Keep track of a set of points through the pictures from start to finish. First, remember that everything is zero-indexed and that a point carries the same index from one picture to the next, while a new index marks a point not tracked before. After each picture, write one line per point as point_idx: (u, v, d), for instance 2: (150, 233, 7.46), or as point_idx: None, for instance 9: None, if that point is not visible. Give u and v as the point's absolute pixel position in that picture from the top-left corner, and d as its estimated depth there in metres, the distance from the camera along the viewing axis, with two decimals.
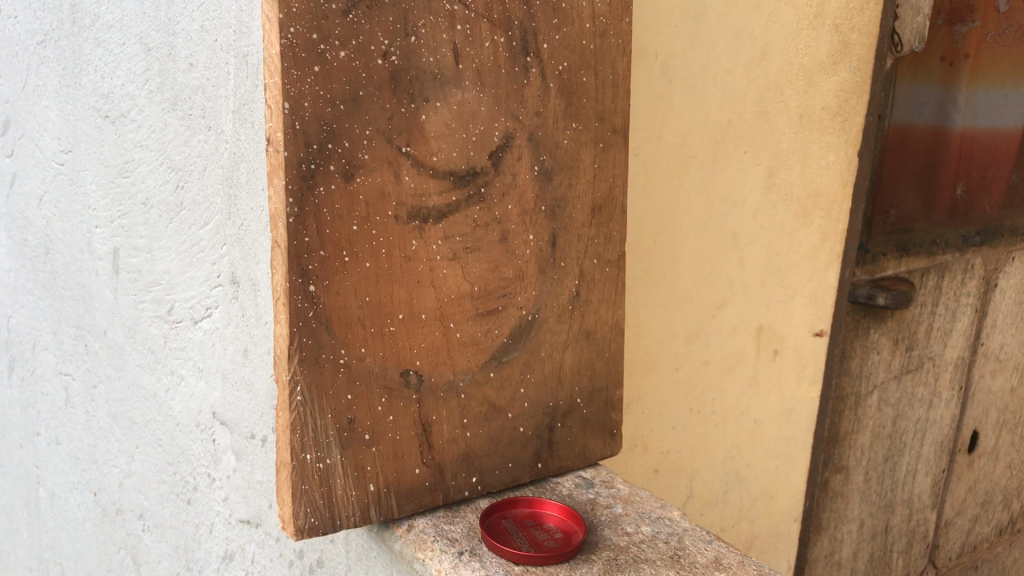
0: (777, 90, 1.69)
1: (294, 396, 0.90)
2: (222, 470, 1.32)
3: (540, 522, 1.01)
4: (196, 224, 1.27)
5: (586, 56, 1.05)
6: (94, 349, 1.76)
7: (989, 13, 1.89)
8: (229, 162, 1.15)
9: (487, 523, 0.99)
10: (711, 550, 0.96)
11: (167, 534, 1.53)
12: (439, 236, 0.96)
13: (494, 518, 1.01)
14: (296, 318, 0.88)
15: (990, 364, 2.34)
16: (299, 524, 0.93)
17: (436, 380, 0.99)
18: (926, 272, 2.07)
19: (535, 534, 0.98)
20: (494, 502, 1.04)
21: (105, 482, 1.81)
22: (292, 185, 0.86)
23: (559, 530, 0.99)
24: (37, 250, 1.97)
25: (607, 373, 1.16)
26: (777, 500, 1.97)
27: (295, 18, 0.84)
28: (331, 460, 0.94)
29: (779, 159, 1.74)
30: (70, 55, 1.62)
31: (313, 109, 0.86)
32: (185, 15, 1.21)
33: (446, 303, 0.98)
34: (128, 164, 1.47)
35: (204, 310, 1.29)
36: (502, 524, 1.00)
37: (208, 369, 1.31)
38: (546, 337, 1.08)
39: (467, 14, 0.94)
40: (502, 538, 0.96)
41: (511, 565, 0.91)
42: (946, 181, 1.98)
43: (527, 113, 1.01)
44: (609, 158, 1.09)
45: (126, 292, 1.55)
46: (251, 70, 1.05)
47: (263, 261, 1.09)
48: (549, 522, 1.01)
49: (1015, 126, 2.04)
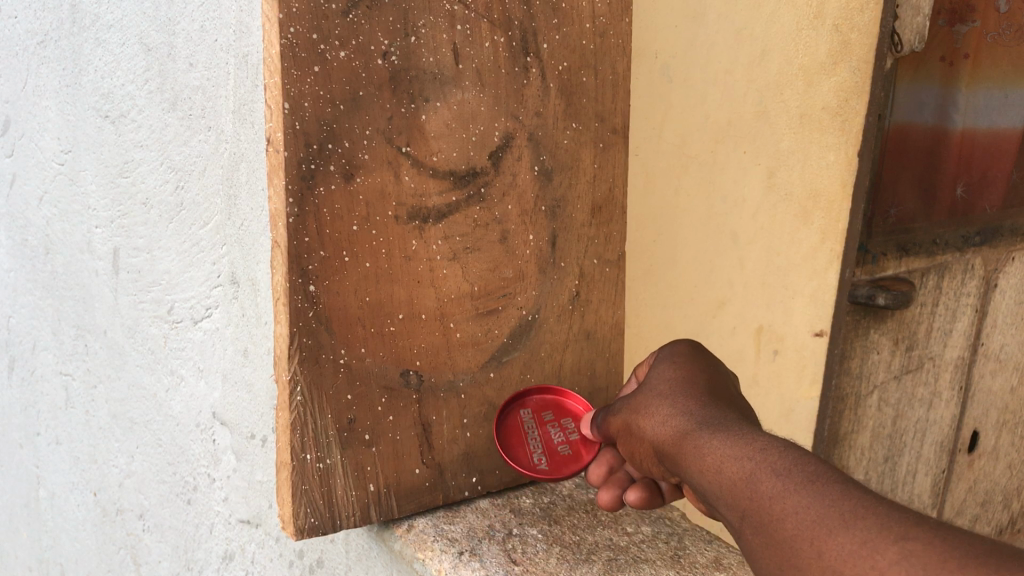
0: (778, 89, 1.72)
1: (294, 396, 0.90)
2: (222, 470, 1.32)
3: (554, 414, 1.05)
4: (196, 224, 1.27)
5: (587, 56, 1.05)
6: (94, 350, 1.76)
7: (989, 13, 1.88)
8: (230, 162, 1.15)
9: (507, 417, 1.03)
10: (710, 550, 0.96)
11: (167, 534, 1.53)
12: (439, 236, 0.96)
13: (514, 408, 1.04)
14: (296, 318, 0.88)
15: (990, 364, 2.34)
16: (300, 524, 0.93)
17: (436, 380, 0.99)
18: (926, 272, 2.05)
19: (550, 434, 1.03)
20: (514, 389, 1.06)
21: (105, 483, 1.81)
22: (292, 185, 0.86)
23: (575, 425, 1.05)
24: (37, 251, 1.97)
25: (607, 374, 1.15)
26: None
27: (295, 18, 0.84)
28: (331, 459, 0.93)
29: (779, 159, 1.74)
30: (70, 54, 1.63)
31: (313, 109, 0.86)
32: (185, 15, 1.21)
33: (446, 303, 0.98)
34: (128, 164, 1.47)
35: (204, 310, 1.29)
36: (520, 417, 1.04)
37: (208, 369, 1.31)
38: (546, 337, 1.08)
39: (467, 14, 0.94)
40: (517, 441, 1.02)
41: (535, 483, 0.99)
42: (946, 180, 1.98)
43: (527, 113, 1.01)
44: (609, 158, 1.09)
45: (126, 293, 1.55)
46: (251, 70, 1.04)
47: (263, 260, 1.09)
48: (563, 416, 1.05)
49: (1016, 125, 2.03)
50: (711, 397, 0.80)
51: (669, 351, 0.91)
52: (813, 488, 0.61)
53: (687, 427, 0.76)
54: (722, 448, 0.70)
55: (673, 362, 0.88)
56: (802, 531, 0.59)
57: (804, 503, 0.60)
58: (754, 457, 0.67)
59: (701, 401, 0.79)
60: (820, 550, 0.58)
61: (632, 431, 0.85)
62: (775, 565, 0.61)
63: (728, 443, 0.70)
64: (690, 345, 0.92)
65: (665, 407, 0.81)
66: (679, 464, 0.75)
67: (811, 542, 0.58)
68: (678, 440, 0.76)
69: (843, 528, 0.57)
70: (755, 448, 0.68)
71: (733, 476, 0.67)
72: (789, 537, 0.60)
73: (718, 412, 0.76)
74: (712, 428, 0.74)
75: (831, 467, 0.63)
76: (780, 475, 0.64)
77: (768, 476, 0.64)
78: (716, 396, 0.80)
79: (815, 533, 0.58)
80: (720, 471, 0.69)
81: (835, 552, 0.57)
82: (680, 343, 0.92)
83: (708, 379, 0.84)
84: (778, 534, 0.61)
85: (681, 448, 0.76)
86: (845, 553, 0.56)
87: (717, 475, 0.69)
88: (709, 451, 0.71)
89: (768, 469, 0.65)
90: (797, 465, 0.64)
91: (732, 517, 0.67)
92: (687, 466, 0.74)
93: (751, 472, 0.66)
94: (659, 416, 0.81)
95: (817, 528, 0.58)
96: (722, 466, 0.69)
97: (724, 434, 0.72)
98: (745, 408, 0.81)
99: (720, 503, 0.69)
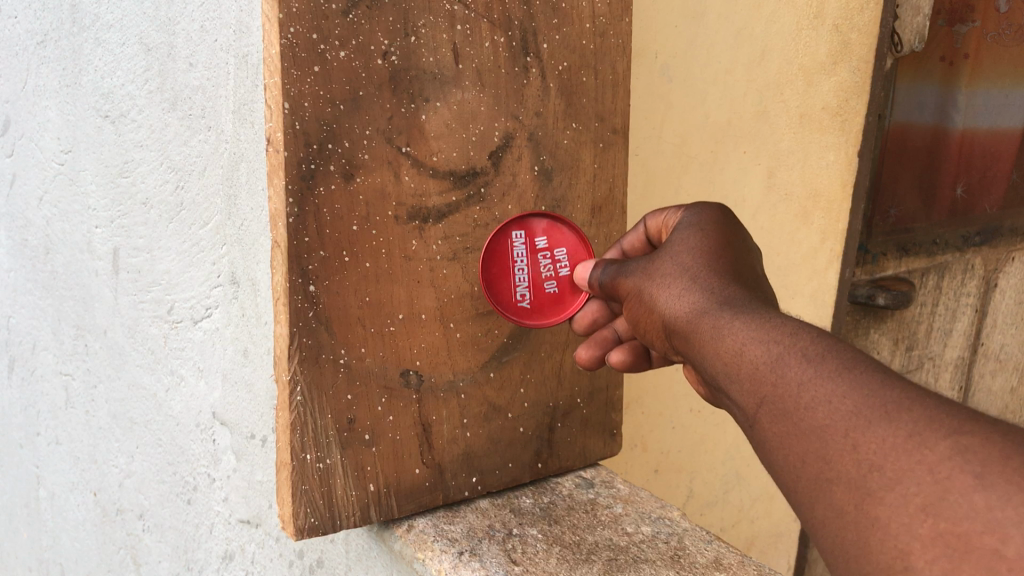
0: (777, 90, 1.74)
1: (294, 396, 0.90)
2: (222, 470, 1.32)
3: (548, 241, 1.03)
4: (196, 224, 1.27)
5: (587, 56, 1.05)
6: (93, 349, 1.76)
7: (989, 13, 1.89)
8: (230, 162, 1.15)
9: (500, 245, 1.00)
10: (711, 550, 0.96)
11: (167, 534, 1.53)
12: (439, 236, 0.96)
13: (508, 234, 1.01)
14: (296, 318, 0.88)
15: (990, 364, 2.35)
16: (299, 525, 0.93)
17: (436, 380, 0.99)
18: (926, 272, 2.05)
19: (539, 264, 1.03)
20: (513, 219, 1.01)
21: (104, 483, 1.81)
22: (292, 185, 0.86)
23: (565, 256, 1.05)
24: (37, 251, 1.97)
25: (607, 374, 1.15)
26: (777, 500, 2.14)
27: (295, 18, 0.84)
28: (331, 460, 0.93)
29: (779, 159, 1.78)
30: (70, 54, 1.63)
31: (313, 109, 0.86)
32: (185, 14, 1.21)
33: (446, 303, 0.98)
34: (128, 163, 1.47)
35: (203, 310, 1.29)
36: (512, 245, 1.01)
37: (208, 369, 1.31)
38: (546, 337, 1.08)
39: (467, 14, 0.95)
40: (506, 271, 1.01)
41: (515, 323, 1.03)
42: (947, 180, 1.98)
43: (527, 113, 1.01)
44: (609, 158, 1.09)
45: (126, 292, 1.55)
46: (251, 70, 1.04)
47: (263, 260, 1.09)
48: (557, 243, 1.04)
49: (1016, 125, 2.03)
50: (737, 275, 0.78)
51: (695, 215, 0.88)
52: (849, 377, 0.60)
53: (709, 305, 0.75)
54: (747, 332, 0.69)
55: (697, 229, 0.85)
56: (834, 420, 0.59)
57: (838, 392, 0.60)
58: (782, 344, 0.66)
59: (724, 277, 0.77)
60: (853, 439, 0.57)
61: (644, 300, 0.83)
62: (790, 448, 0.61)
63: (754, 326, 0.69)
64: (719, 207, 0.89)
65: (686, 281, 0.79)
66: (694, 341, 0.75)
67: (842, 431, 0.58)
68: (698, 319, 0.75)
69: (883, 421, 0.56)
70: (786, 334, 0.66)
71: (758, 361, 0.66)
72: (816, 425, 0.60)
73: (741, 291, 0.75)
74: (737, 309, 0.72)
75: (865, 356, 0.62)
76: (811, 362, 0.63)
77: (798, 364, 0.63)
78: (739, 273, 0.78)
79: (847, 423, 0.58)
80: (744, 355, 0.68)
81: (871, 445, 0.56)
82: (707, 206, 0.89)
83: (733, 251, 0.81)
84: (800, 419, 0.61)
85: (697, 326, 0.75)
86: (883, 446, 0.55)
87: (738, 358, 0.68)
88: (732, 334, 0.70)
89: (798, 356, 0.64)
90: (830, 352, 0.63)
91: (747, 400, 0.67)
92: (704, 347, 0.73)
93: (779, 357, 0.65)
94: (679, 291, 0.79)
95: (853, 419, 0.58)
96: (747, 349, 0.68)
97: (749, 317, 0.70)
98: (764, 281, 0.80)
99: (735, 385, 0.68)
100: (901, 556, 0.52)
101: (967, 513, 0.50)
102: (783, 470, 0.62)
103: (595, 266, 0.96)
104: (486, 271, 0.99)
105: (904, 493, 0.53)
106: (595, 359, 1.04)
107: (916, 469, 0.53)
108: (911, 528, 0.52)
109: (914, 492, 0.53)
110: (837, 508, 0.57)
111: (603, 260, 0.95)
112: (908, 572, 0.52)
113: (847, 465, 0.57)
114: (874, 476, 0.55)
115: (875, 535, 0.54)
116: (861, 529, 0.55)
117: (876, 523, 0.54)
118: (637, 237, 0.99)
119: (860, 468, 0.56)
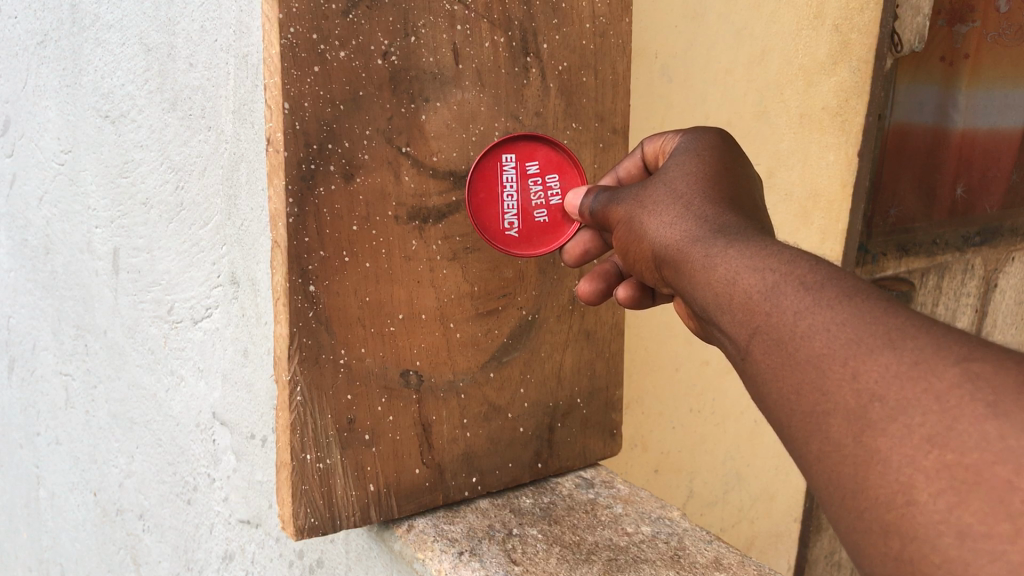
0: (777, 90, 1.74)
1: (294, 396, 0.90)
2: (222, 470, 1.32)
3: (540, 166, 1.01)
4: (196, 224, 1.27)
5: (587, 56, 1.05)
6: (94, 350, 1.76)
7: (989, 13, 1.89)
8: (230, 162, 1.15)
9: (487, 169, 0.98)
10: (711, 550, 0.96)
11: (167, 534, 1.53)
12: (439, 237, 0.96)
13: (496, 158, 0.98)
14: (296, 318, 0.88)
15: None
16: (299, 524, 0.93)
17: (436, 380, 0.99)
18: (926, 272, 2.05)
19: (530, 191, 1.01)
20: (501, 143, 0.98)
21: (105, 483, 1.81)
22: (292, 185, 0.86)
23: (557, 182, 1.03)
24: (37, 251, 1.97)
25: (607, 373, 1.15)
26: (777, 501, 2.15)
27: (295, 18, 0.84)
28: (331, 460, 0.93)
29: (779, 159, 1.79)
30: (70, 55, 1.62)
31: (313, 109, 0.86)
32: (185, 15, 1.21)
33: (446, 303, 0.98)
34: (128, 164, 1.47)
35: (204, 310, 1.29)
36: (499, 169, 0.99)
37: (208, 370, 1.31)
38: (546, 337, 1.08)
39: (467, 14, 0.95)
40: (493, 195, 0.99)
41: (503, 252, 1.01)
42: (947, 179, 1.97)
43: (527, 113, 1.01)
44: (609, 158, 1.09)
45: (126, 293, 1.55)
46: (251, 70, 1.04)
47: (263, 261, 1.09)
48: (548, 169, 1.02)
49: (1016, 125, 2.03)
50: (731, 205, 0.74)
51: (692, 144, 0.83)
52: (849, 305, 0.56)
53: (701, 234, 0.71)
54: (739, 259, 0.65)
55: (695, 157, 0.81)
56: (833, 349, 0.54)
57: (838, 321, 0.55)
58: (778, 271, 0.61)
59: (719, 206, 0.74)
60: (853, 368, 0.53)
61: (634, 229, 0.80)
62: (783, 383, 0.57)
63: (748, 254, 0.64)
64: (716, 136, 0.84)
65: (679, 210, 0.75)
66: (683, 271, 0.71)
67: (842, 360, 0.54)
68: (689, 246, 0.71)
69: (887, 348, 0.52)
70: (782, 260, 0.62)
71: (751, 290, 0.62)
72: (813, 356, 0.55)
73: (735, 220, 0.71)
74: (730, 238, 0.68)
75: (866, 284, 0.58)
76: (806, 289, 0.59)
77: (795, 291, 0.59)
78: (736, 204, 0.74)
79: (848, 351, 0.54)
80: (734, 283, 0.64)
81: (873, 374, 0.52)
82: (709, 134, 0.84)
83: (731, 182, 0.77)
84: (796, 350, 0.57)
85: (686, 256, 0.71)
86: (887, 374, 0.51)
87: (730, 287, 0.64)
88: (723, 263, 0.66)
89: (793, 282, 0.60)
90: (831, 280, 0.58)
91: (738, 331, 0.62)
92: (694, 280, 0.69)
93: (771, 283, 0.61)
94: (673, 224, 0.75)
95: (854, 348, 0.53)
96: (737, 276, 0.64)
97: (743, 245, 0.66)
98: (762, 213, 0.76)
99: (725, 316, 0.64)
100: (904, 490, 0.48)
101: (977, 443, 0.46)
102: (779, 411, 0.57)
103: (589, 195, 0.93)
104: (474, 195, 0.97)
105: (908, 424, 0.49)
106: (598, 293, 1.01)
107: (922, 399, 0.49)
108: (914, 461, 0.48)
109: (919, 423, 0.48)
110: (834, 443, 0.52)
111: (595, 187, 0.93)
112: (911, 507, 0.48)
113: (845, 396, 0.53)
114: (875, 406, 0.51)
115: (875, 469, 0.50)
116: (860, 463, 0.51)
117: (876, 456, 0.50)
118: (633, 162, 0.97)
119: (859, 400, 0.52)
